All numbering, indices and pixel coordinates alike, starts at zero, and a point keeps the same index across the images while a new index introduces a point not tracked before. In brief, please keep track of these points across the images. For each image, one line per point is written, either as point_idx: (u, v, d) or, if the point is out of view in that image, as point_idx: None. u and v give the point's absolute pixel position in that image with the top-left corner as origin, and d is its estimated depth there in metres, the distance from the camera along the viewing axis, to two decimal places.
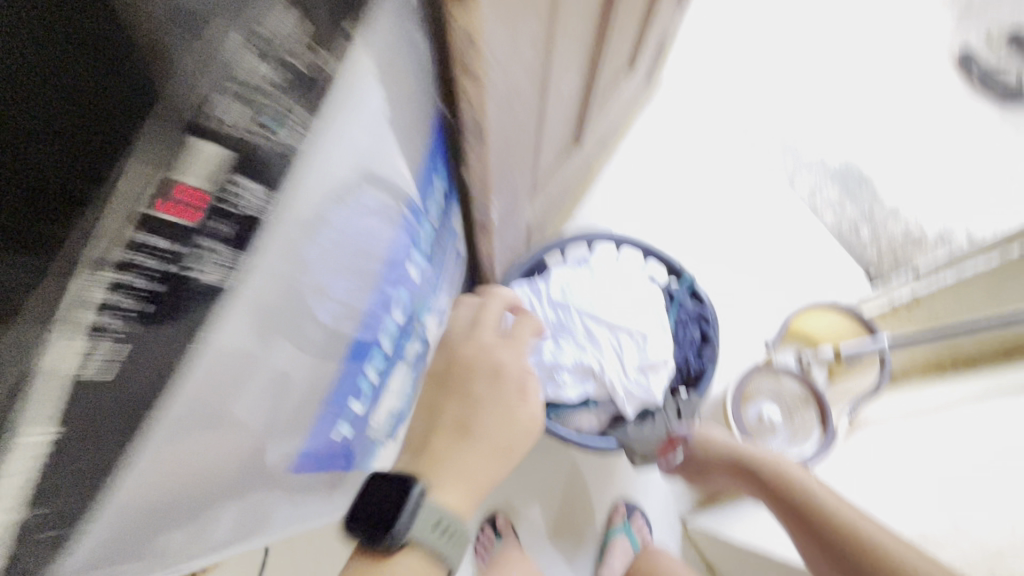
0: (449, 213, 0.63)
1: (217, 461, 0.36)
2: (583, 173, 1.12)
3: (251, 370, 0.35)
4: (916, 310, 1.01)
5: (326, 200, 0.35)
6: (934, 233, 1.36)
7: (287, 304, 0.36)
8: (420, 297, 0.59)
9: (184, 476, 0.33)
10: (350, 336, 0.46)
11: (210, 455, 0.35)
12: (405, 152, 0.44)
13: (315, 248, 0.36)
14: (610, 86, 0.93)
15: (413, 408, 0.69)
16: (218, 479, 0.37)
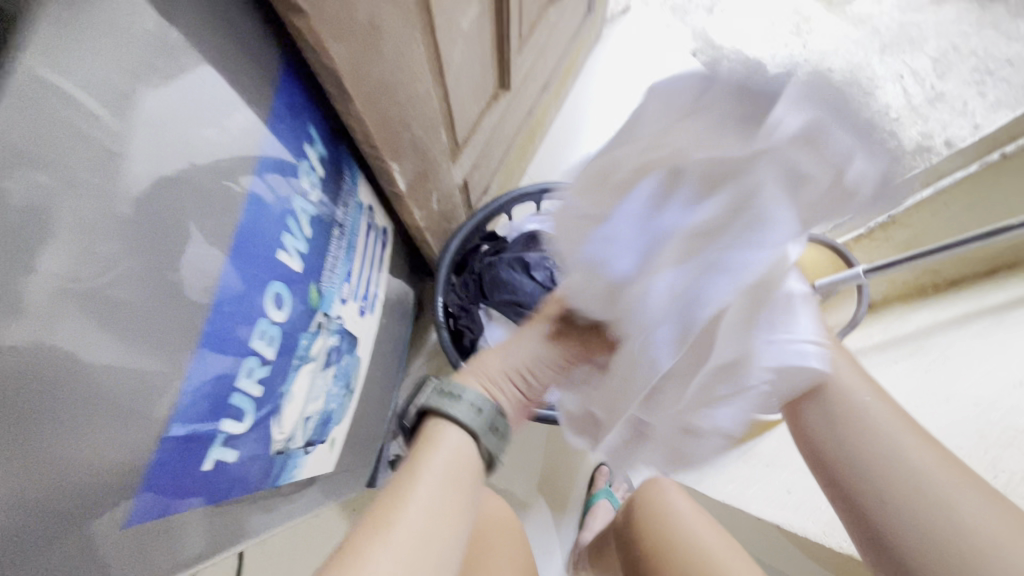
0: (347, 185, 0.56)
1: (76, 498, 0.29)
2: (528, 123, 1.03)
3: (87, 398, 0.28)
4: (893, 231, 0.93)
5: (118, 196, 0.28)
6: (913, 144, 1.27)
7: (100, 317, 0.28)
8: (310, 283, 0.49)
9: (36, 515, 0.27)
10: (229, 351, 0.38)
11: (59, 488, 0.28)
12: (231, 122, 0.37)
13: (125, 251, 0.29)
14: (537, 19, 0.83)
15: (347, 400, 0.64)
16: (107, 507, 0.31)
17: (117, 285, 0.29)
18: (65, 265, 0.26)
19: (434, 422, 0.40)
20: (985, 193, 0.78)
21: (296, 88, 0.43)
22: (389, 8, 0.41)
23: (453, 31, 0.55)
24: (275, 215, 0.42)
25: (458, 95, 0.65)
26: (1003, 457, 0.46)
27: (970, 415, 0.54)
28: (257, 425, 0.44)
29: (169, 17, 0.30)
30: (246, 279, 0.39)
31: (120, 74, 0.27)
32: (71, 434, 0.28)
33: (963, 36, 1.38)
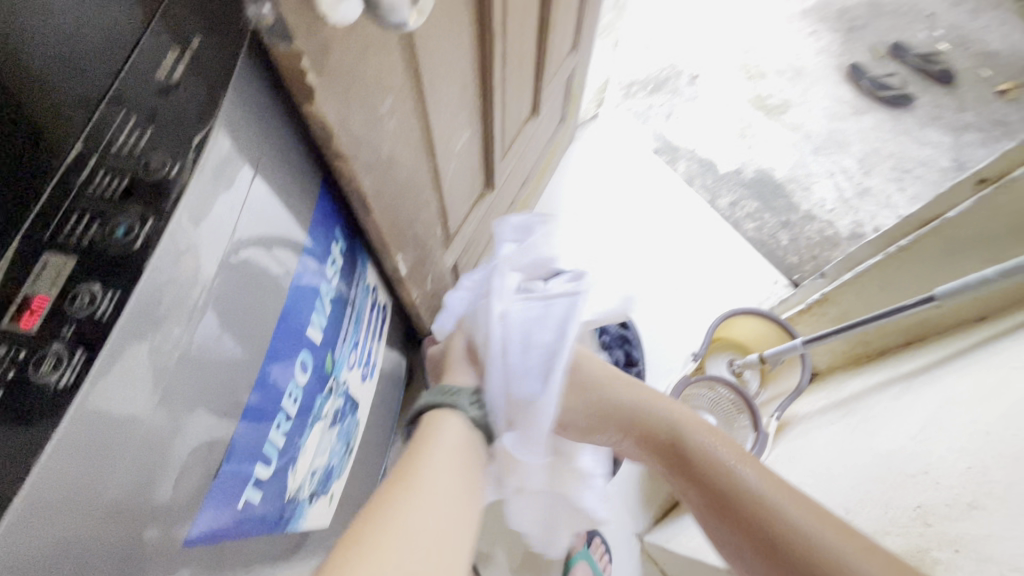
0: (359, 272, 0.68)
1: (133, 521, 0.35)
2: (509, 213, 1.18)
3: (158, 437, 0.36)
4: (827, 308, 1.06)
5: (211, 279, 0.39)
6: (847, 231, 1.46)
7: (181, 372, 0.38)
8: (327, 353, 0.59)
9: (106, 528, 0.33)
10: (263, 402, 0.47)
11: (126, 509, 0.34)
12: (286, 227, 0.49)
13: (203, 323, 0.39)
14: (517, 132, 1.00)
15: (345, 462, 0.72)
16: (143, 541, 0.36)
17: (194, 348, 0.38)
18: (161, 340, 0.35)
19: (441, 412, 0.60)
20: (893, 276, 0.91)
21: (328, 201, 0.56)
22: (403, 145, 0.55)
23: (449, 152, 0.70)
24: (308, 297, 0.53)
25: (451, 197, 0.79)
26: (895, 496, 0.56)
27: (877, 463, 0.64)
28: (278, 471, 0.52)
29: (254, 168, 0.43)
30: (284, 347, 0.50)
31: (231, 214, 0.41)
32: (143, 462, 0.35)
33: (882, 141, 1.62)
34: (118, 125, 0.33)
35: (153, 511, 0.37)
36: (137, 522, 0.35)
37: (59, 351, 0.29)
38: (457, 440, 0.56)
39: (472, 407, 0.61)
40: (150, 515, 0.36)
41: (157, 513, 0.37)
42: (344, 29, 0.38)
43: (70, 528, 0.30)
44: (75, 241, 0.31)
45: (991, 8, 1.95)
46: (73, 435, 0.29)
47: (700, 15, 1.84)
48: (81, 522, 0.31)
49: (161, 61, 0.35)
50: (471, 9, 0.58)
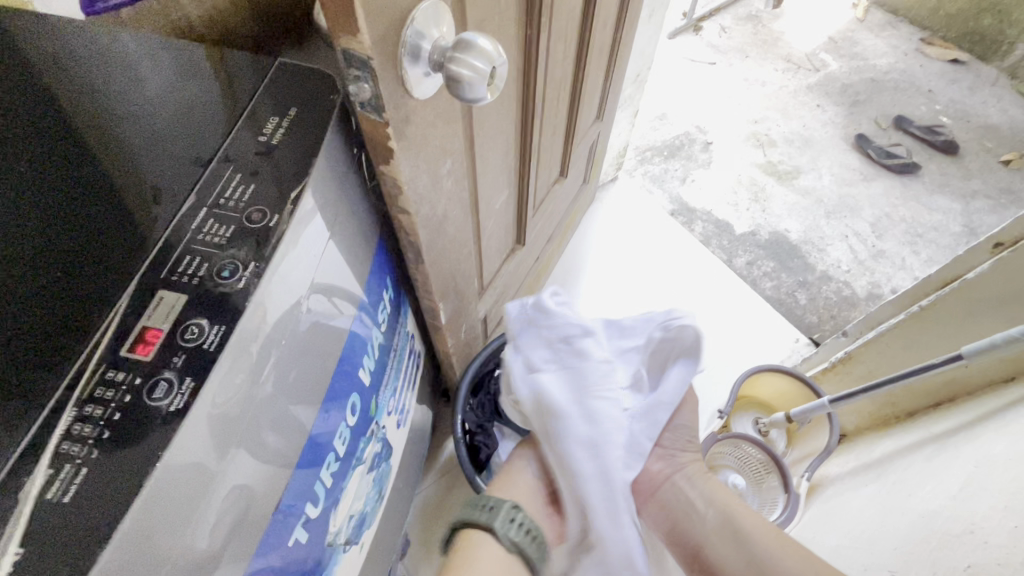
0: (402, 318, 0.71)
1: (187, 561, 0.35)
2: (535, 268, 1.22)
3: (213, 482, 0.35)
4: (852, 367, 1.06)
5: (289, 316, 0.42)
6: (865, 291, 1.48)
7: (248, 414, 0.38)
8: (373, 396, 0.62)
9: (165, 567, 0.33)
10: (318, 441, 0.49)
11: (177, 552, 0.33)
12: (351, 273, 0.53)
13: (274, 365, 0.40)
14: (546, 193, 1.06)
15: (376, 512, 0.71)
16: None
17: (256, 395, 0.38)
18: (228, 385, 0.35)
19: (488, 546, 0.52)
20: (916, 336, 0.92)
21: (383, 252, 0.61)
22: (455, 202, 0.59)
23: (489, 209, 0.75)
24: (362, 339, 0.56)
25: (488, 250, 0.83)
26: (941, 556, 0.56)
27: (919, 523, 0.63)
28: (320, 515, 0.52)
29: (332, 218, 0.47)
30: (340, 387, 0.52)
31: (311, 261, 0.44)
32: (203, 504, 0.35)
33: (893, 206, 1.68)
34: (226, 182, 0.41)
35: (201, 556, 0.36)
36: (194, 564, 0.35)
37: (170, 378, 0.32)
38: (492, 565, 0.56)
39: (510, 527, 0.58)
40: (197, 561, 0.35)
41: (211, 557, 0.37)
42: (423, 102, 0.43)
43: (147, 558, 0.31)
44: (189, 280, 0.36)
45: (987, 85, 2.07)
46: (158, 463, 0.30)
47: (710, 89, 1.97)
48: (147, 556, 0.31)
49: (259, 133, 0.44)
50: (518, 84, 0.65)
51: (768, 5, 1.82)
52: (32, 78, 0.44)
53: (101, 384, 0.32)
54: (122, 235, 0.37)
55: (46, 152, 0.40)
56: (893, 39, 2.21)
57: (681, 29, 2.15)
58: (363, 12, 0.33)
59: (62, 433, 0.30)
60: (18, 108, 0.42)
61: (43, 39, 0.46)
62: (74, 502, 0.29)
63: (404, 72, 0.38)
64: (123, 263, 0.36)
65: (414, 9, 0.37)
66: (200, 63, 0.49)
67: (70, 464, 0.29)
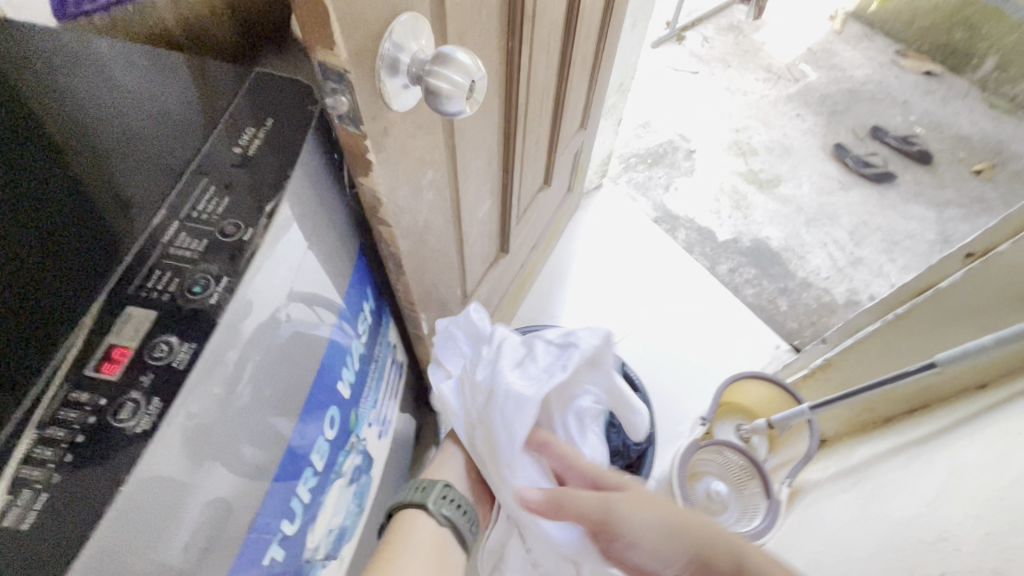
0: (383, 329, 0.71)
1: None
2: (519, 275, 1.22)
3: (180, 502, 0.34)
4: (830, 374, 1.08)
5: (263, 330, 0.41)
6: (844, 298, 1.51)
7: (219, 431, 0.37)
8: (352, 408, 0.61)
9: None
10: (295, 456, 0.48)
11: (140, 574, 0.32)
12: (330, 285, 0.52)
13: (247, 380, 0.39)
14: (530, 201, 1.06)
15: (356, 525, 0.70)
16: None
17: (227, 412, 0.37)
18: (197, 402, 0.34)
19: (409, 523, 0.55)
20: (892, 343, 0.94)
21: (364, 262, 0.60)
22: (436, 212, 0.59)
23: (472, 218, 0.75)
24: (341, 350, 0.56)
25: (471, 259, 0.83)
26: (917, 563, 0.56)
27: (896, 530, 0.64)
28: (297, 531, 0.51)
29: (309, 229, 0.46)
30: (318, 401, 0.51)
31: (286, 274, 0.43)
32: (169, 524, 0.34)
33: (869, 214, 1.71)
34: (199, 194, 0.40)
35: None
36: None
37: (138, 398, 0.31)
38: (425, 541, 0.56)
39: (443, 504, 0.58)
40: None
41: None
42: (401, 114, 0.43)
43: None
44: (160, 295, 0.35)
45: (959, 97, 2.13)
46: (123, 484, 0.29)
47: (693, 98, 1.99)
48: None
49: (235, 143, 0.43)
50: (500, 95, 0.65)
51: (749, 16, 1.85)
52: (1, 81, 0.42)
53: (64, 405, 0.31)
54: (89, 249, 0.36)
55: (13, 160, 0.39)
56: (869, 52, 2.27)
57: (664, 38, 2.18)
58: (339, 25, 0.32)
59: (22, 457, 0.29)
60: None
61: (12, 42, 0.44)
62: (32, 530, 0.28)
63: (382, 85, 0.38)
64: (89, 278, 0.35)
65: (392, 22, 0.36)
66: (175, 71, 0.48)
67: (30, 490, 0.28)
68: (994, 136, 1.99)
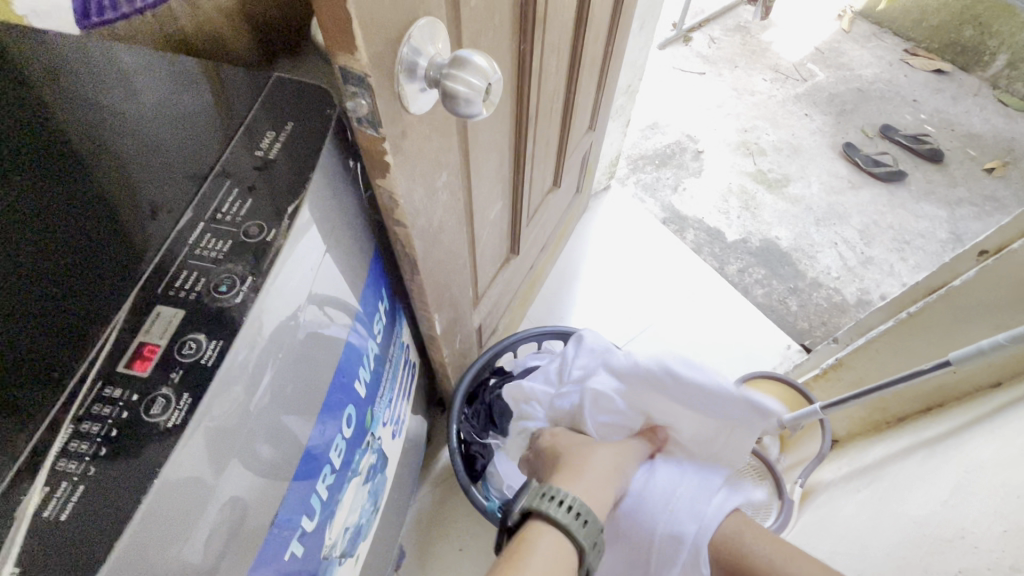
0: (397, 329, 0.71)
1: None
2: (529, 276, 1.23)
3: (209, 498, 0.35)
4: (842, 374, 1.08)
5: (286, 329, 0.42)
6: (854, 298, 1.50)
7: (245, 428, 0.38)
8: (368, 407, 0.62)
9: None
10: (315, 453, 0.49)
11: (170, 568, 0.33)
12: (347, 284, 0.53)
13: (271, 379, 0.40)
14: (540, 203, 1.07)
15: (372, 524, 0.71)
16: None
17: (251, 409, 0.38)
18: (226, 399, 0.35)
19: None
20: (905, 343, 0.94)
21: (379, 264, 0.61)
22: (450, 214, 0.60)
23: (484, 219, 0.76)
24: (358, 350, 0.56)
25: (482, 260, 0.84)
26: (933, 561, 0.56)
27: (911, 528, 0.64)
28: (316, 527, 0.52)
29: (328, 233, 0.47)
30: (336, 400, 0.52)
31: (307, 274, 0.44)
32: (199, 519, 0.35)
33: (880, 213, 1.70)
34: (223, 197, 0.41)
35: (197, 569, 0.36)
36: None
37: (167, 395, 0.32)
38: None
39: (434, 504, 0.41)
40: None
41: (207, 571, 0.37)
42: (418, 117, 0.44)
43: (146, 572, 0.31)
44: (186, 296, 0.36)
45: (969, 95, 2.11)
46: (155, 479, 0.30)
47: (700, 99, 2.00)
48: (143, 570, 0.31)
49: (255, 148, 0.44)
50: (511, 97, 0.66)
51: (756, 16, 1.85)
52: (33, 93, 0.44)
53: (98, 400, 0.32)
54: (118, 252, 0.37)
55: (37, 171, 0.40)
56: (877, 50, 2.26)
57: (671, 39, 2.18)
58: (360, 31, 0.33)
59: (59, 450, 0.30)
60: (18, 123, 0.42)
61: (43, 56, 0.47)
62: (70, 520, 0.29)
63: (401, 88, 0.39)
64: (118, 280, 0.36)
65: (411, 28, 0.37)
66: (194, 78, 0.49)
67: (66, 482, 0.29)
68: (1006, 134, 1.97)
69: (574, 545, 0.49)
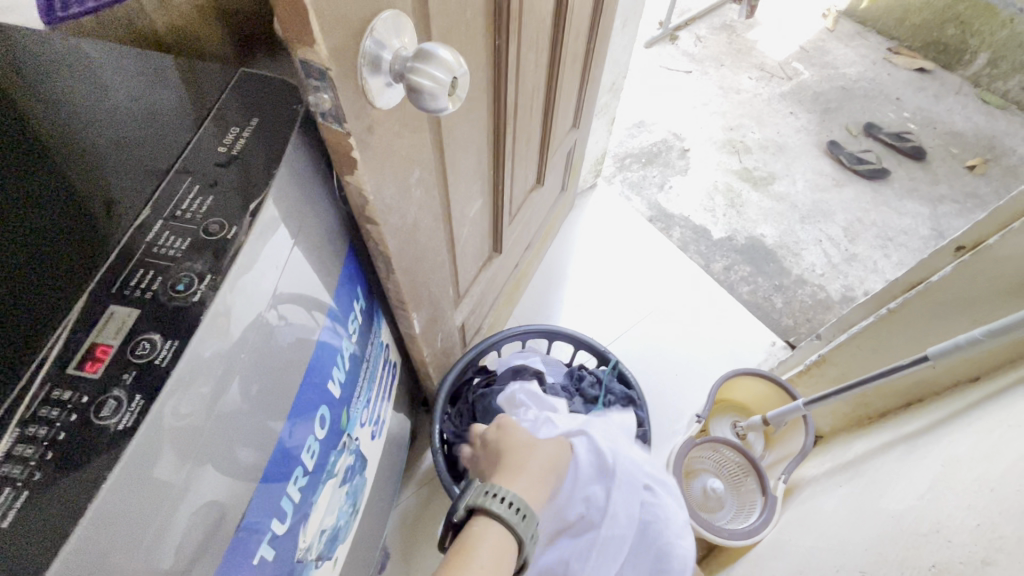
0: (375, 328, 0.71)
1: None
2: (514, 275, 1.23)
3: (171, 501, 0.34)
4: (825, 371, 1.08)
5: (252, 329, 0.41)
6: (839, 294, 1.51)
7: (211, 430, 0.37)
8: (344, 407, 0.61)
9: None
10: (285, 454, 0.48)
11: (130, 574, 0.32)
12: (319, 282, 0.52)
13: (238, 380, 0.39)
14: (523, 201, 1.06)
15: (351, 526, 0.70)
16: None
17: (215, 412, 0.37)
18: (188, 400, 0.34)
19: None
20: (885, 339, 0.94)
21: (353, 262, 0.60)
22: (426, 212, 0.59)
23: (463, 217, 0.75)
24: (331, 349, 0.55)
25: (463, 258, 0.83)
26: (909, 556, 0.56)
27: (888, 524, 0.64)
28: (289, 531, 0.51)
29: (297, 231, 0.47)
30: (309, 402, 0.51)
31: (274, 272, 0.43)
32: (160, 523, 0.34)
33: (864, 211, 1.72)
34: (184, 194, 0.40)
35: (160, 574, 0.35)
36: None
37: (120, 396, 0.32)
38: None
39: None
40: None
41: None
42: (386, 112, 0.43)
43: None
44: (143, 295, 0.35)
45: (952, 93, 2.14)
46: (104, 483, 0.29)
47: (687, 98, 2.00)
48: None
49: (220, 143, 0.44)
50: (488, 93, 0.65)
51: (740, 15, 1.86)
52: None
53: (47, 402, 0.31)
54: (72, 250, 0.36)
55: (1, 163, 0.40)
56: (861, 49, 2.27)
57: (657, 38, 2.19)
58: (318, 22, 0.32)
59: (3, 455, 0.29)
60: None
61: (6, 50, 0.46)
62: (14, 527, 0.28)
63: (365, 82, 0.38)
64: (72, 278, 0.35)
65: (374, 20, 0.37)
66: (161, 71, 0.48)
67: (10, 488, 0.28)
68: (987, 132, 2.00)
69: (517, 546, 0.44)
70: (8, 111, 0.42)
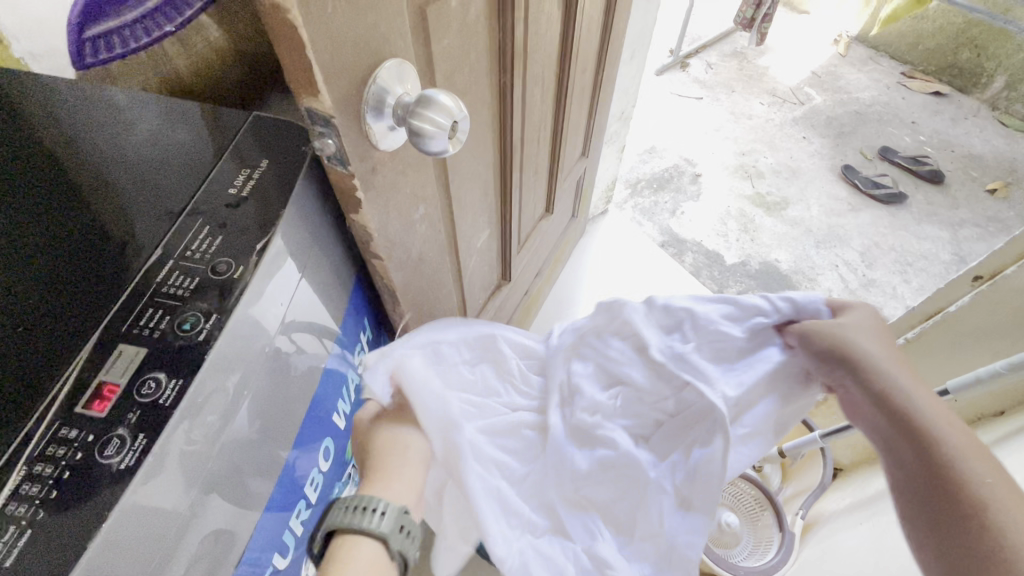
0: None
1: None
2: (524, 302, 1.23)
3: (175, 536, 0.35)
4: None
5: (259, 362, 0.42)
6: None
7: (215, 465, 0.38)
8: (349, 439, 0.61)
9: None
10: (288, 485, 0.48)
11: None
12: (325, 314, 0.53)
13: (240, 419, 0.40)
14: (532, 228, 1.07)
15: None
16: None
17: (219, 450, 0.38)
18: (190, 437, 0.35)
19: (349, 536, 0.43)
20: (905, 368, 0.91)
21: (359, 293, 0.61)
22: (431, 246, 0.60)
23: (471, 248, 0.76)
24: (337, 381, 0.56)
25: (471, 287, 0.84)
26: None
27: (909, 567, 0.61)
28: (291, 564, 0.51)
29: (303, 266, 0.48)
30: (313, 436, 0.52)
31: (280, 306, 0.44)
32: (162, 557, 0.34)
33: (881, 235, 1.69)
34: (193, 234, 0.42)
35: None
36: None
37: (123, 436, 0.32)
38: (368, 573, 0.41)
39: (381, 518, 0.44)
40: None
41: None
42: (390, 153, 0.45)
43: None
44: (150, 334, 0.36)
45: (969, 116, 2.11)
46: (105, 521, 0.30)
47: (698, 123, 2.02)
48: None
49: (231, 184, 0.45)
50: (493, 128, 0.66)
51: (750, 42, 1.88)
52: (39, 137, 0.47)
53: (53, 442, 0.32)
54: (86, 289, 0.38)
55: (36, 206, 0.42)
56: (874, 74, 2.27)
57: (668, 65, 2.22)
58: (322, 75, 0.34)
59: (9, 494, 0.30)
60: (22, 164, 0.45)
61: (53, 102, 0.50)
62: (16, 567, 0.28)
63: (368, 127, 0.40)
64: (83, 318, 0.36)
65: (377, 68, 0.38)
66: (183, 112, 0.50)
67: (14, 527, 0.29)
68: (1008, 154, 1.96)
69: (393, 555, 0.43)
70: (46, 157, 0.46)
